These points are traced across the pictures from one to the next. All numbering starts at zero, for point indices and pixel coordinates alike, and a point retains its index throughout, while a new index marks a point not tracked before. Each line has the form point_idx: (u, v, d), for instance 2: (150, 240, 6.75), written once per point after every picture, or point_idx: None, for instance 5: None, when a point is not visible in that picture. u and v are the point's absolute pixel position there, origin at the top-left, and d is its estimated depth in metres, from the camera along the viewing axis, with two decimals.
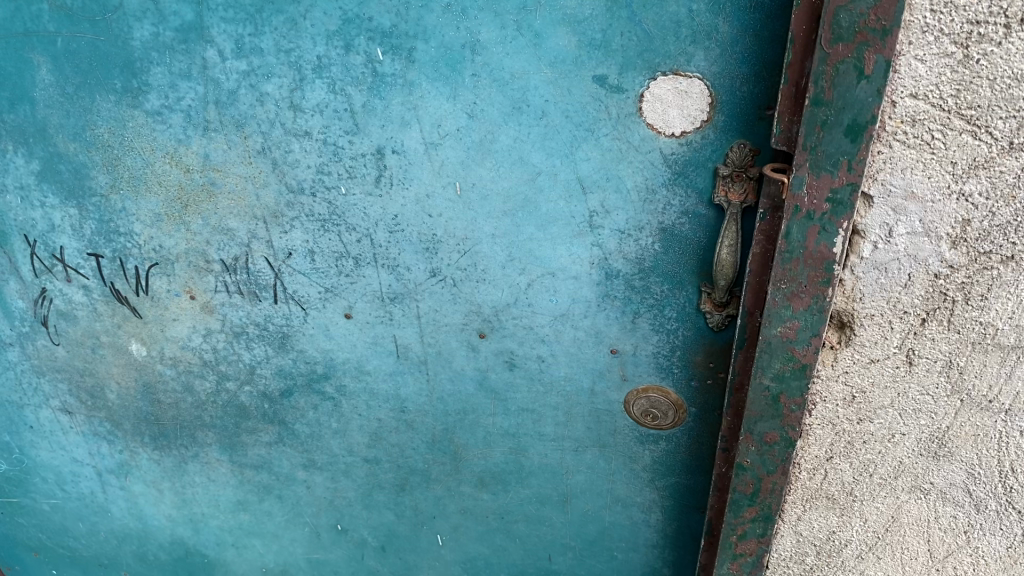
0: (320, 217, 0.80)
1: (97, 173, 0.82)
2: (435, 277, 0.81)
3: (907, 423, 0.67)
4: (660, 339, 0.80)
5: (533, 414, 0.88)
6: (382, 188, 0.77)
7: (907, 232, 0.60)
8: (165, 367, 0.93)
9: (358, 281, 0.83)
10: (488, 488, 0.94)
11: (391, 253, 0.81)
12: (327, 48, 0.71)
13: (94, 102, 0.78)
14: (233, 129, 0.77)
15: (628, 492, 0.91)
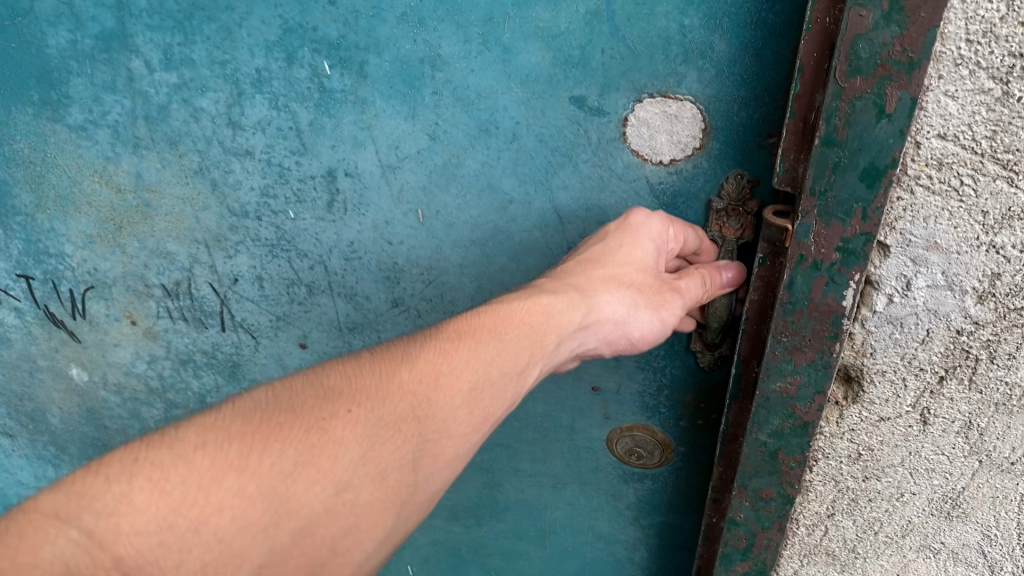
0: (267, 241, 0.97)
1: (15, 187, 0.99)
2: (397, 306, 0.99)
3: (919, 482, 0.81)
4: (646, 375, 0.98)
5: (509, 451, 1.16)
6: (331, 213, 0.93)
7: (928, 286, 0.68)
8: (109, 392, 1.16)
9: (312, 308, 1.02)
10: (461, 522, 1.30)
11: (348, 280, 0.98)
12: (266, 59, 0.82)
13: (12, 116, 0.93)
14: (167, 145, 0.91)
15: (608, 529, 1.19)
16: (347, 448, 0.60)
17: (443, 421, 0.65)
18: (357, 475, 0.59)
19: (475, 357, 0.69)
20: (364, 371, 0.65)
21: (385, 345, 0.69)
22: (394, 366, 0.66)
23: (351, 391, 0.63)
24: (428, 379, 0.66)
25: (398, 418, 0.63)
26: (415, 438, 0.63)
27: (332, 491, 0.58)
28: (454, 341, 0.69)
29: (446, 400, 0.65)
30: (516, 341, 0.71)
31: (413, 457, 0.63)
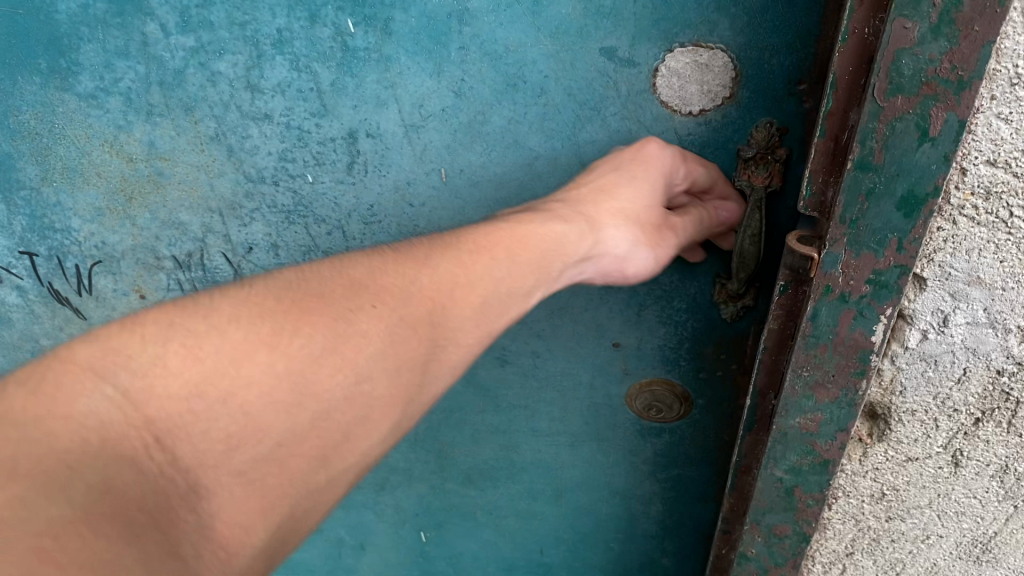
0: (284, 207, 1.24)
1: (17, 157, 1.23)
2: None
3: (947, 525, 1.06)
4: (667, 329, 1.34)
5: (527, 410, 1.53)
6: (352, 175, 1.20)
7: (967, 323, 0.90)
8: None
9: None
10: (478, 486, 1.68)
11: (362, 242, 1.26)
12: (287, 20, 1.07)
13: (18, 84, 1.16)
14: (184, 112, 1.16)
15: (627, 486, 1.60)
16: (370, 344, 0.79)
17: (452, 330, 0.86)
18: (376, 367, 0.78)
19: (479, 274, 0.88)
20: (388, 272, 0.85)
21: (405, 249, 0.89)
22: (414, 274, 0.85)
23: (375, 288, 0.82)
24: (444, 290, 0.85)
25: (416, 321, 0.82)
26: (427, 339, 0.83)
27: (353, 380, 0.77)
28: (459, 268, 0.87)
29: (458, 310, 0.86)
30: (528, 259, 0.92)
31: (423, 359, 0.83)
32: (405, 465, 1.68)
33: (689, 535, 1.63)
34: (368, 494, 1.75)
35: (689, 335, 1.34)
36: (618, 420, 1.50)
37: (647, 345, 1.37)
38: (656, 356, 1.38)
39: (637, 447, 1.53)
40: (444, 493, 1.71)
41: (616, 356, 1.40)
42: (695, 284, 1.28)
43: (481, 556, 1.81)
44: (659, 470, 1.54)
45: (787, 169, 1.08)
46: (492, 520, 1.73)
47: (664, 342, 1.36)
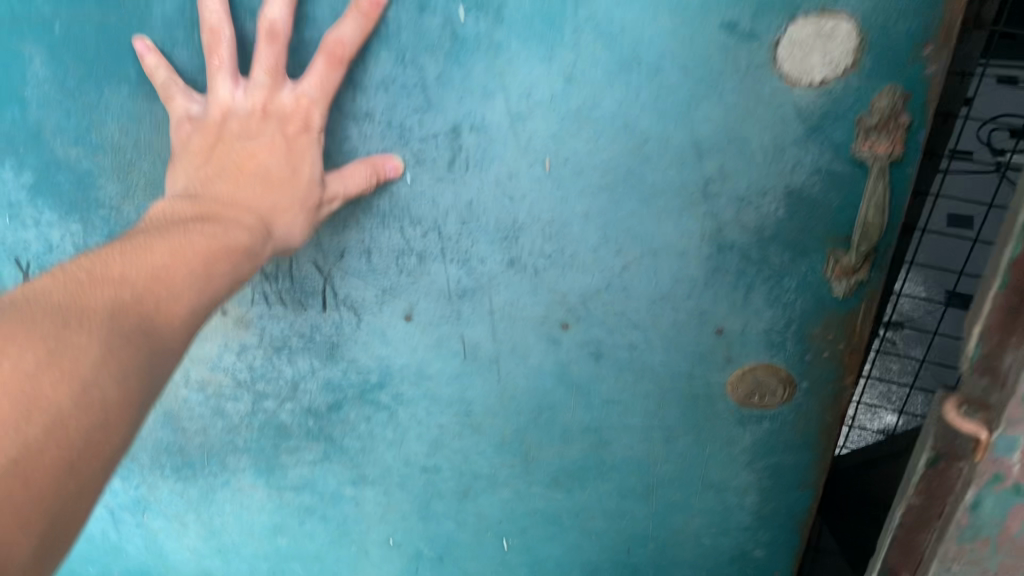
0: (383, 210, 1.25)
1: (99, 174, 1.25)
2: (514, 265, 1.28)
3: None
4: (776, 310, 1.27)
5: (620, 405, 1.46)
6: (452, 172, 1.18)
7: None
8: (190, 390, 1.56)
9: (428, 277, 1.32)
10: (565, 489, 1.63)
11: (466, 246, 1.27)
12: (401, 12, 1.06)
13: (101, 95, 1.17)
14: None
15: (723, 476, 1.55)
16: (89, 353, 0.78)
17: (164, 337, 0.89)
18: (103, 370, 0.78)
19: (181, 286, 0.93)
20: (85, 293, 0.85)
21: (96, 265, 0.89)
22: (110, 294, 0.87)
23: (76, 309, 0.82)
24: (148, 304, 0.89)
25: (128, 330, 0.84)
26: (145, 346, 0.85)
27: (80, 389, 0.75)
28: (154, 284, 0.91)
29: (164, 321, 0.90)
30: (224, 270, 0.99)
31: (145, 363, 0.84)
32: (490, 471, 1.62)
33: (790, 526, 1.61)
34: (451, 503, 1.70)
35: (797, 318, 1.28)
36: (717, 410, 1.44)
37: (755, 330, 1.31)
38: (762, 340, 1.32)
39: (735, 437, 1.47)
40: (529, 498, 1.66)
41: (719, 343, 1.33)
42: (807, 263, 1.21)
43: (564, 561, 1.78)
44: (757, 459, 1.50)
45: (910, 135, 1.08)
46: (579, 523, 1.69)
47: (772, 325, 1.29)
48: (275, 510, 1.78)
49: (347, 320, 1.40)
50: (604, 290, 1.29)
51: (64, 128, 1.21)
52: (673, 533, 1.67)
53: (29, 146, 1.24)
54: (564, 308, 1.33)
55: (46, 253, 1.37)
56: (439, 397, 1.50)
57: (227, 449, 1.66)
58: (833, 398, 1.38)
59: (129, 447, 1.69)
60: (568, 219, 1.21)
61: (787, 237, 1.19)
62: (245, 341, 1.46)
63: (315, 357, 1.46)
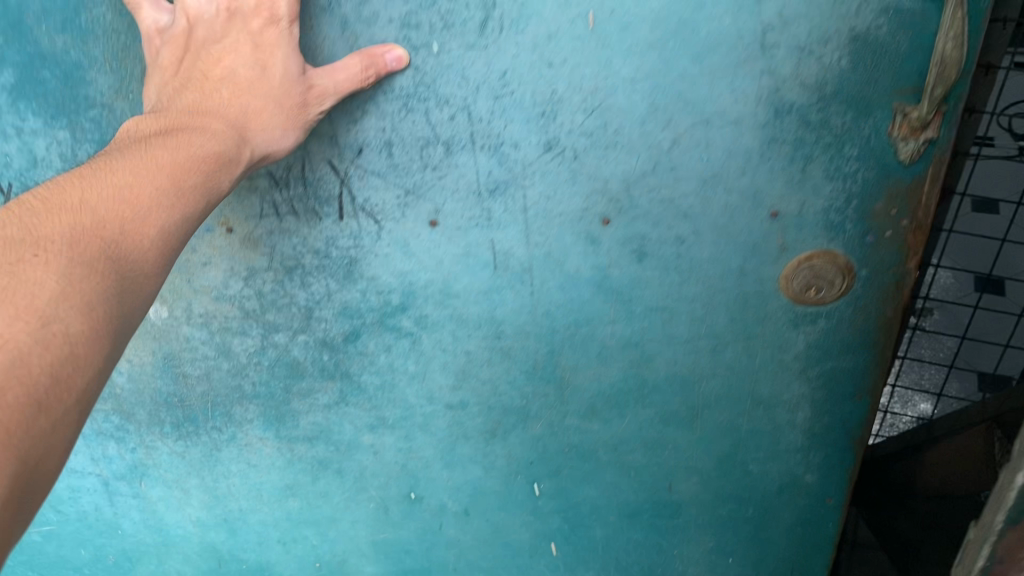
0: (406, 91, 1.13)
1: (89, 66, 1.13)
2: (551, 149, 1.17)
3: None
4: (836, 184, 1.18)
5: (665, 314, 1.36)
6: (485, 36, 1.08)
7: None
8: (194, 328, 1.43)
9: (456, 171, 1.21)
10: (602, 420, 1.52)
11: (499, 128, 1.16)
12: None
13: None
14: None
15: (773, 391, 1.45)
16: (46, 285, 0.78)
17: (133, 259, 0.88)
18: (64, 301, 0.79)
19: (147, 206, 0.91)
20: (42, 224, 0.84)
21: (55, 195, 0.88)
22: (70, 222, 0.86)
23: (34, 239, 0.82)
24: (113, 225, 0.87)
25: (89, 256, 0.83)
26: (111, 271, 0.85)
27: (41, 321, 0.76)
28: (118, 208, 0.89)
29: (132, 241, 0.89)
30: (195, 181, 0.96)
31: (112, 288, 0.84)
32: (521, 404, 1.50)
33: (843, 443, 1.51)
34: (478, 446, 1.58)
35: (858, 192, 1.19)
36: (769, 311, 1.34)
37: (813, 210, 1.21)
38: (820, 222, 1.22)
39: (788, 342, 1.37)
40: (564, 433, 1.55)
41: (773, 229, 1.24)
42: (872, 124, 1.12)
43: (601, 504, 1.67)
44: (811, 367, 1.40)
45: None
46: (617, 459, 1.58)
47: (831, 203, 1.20)
48: (286, 467, 1.65)
49: (367, 230, 1.28)
50: (650, 173, 1.19)
51: (49, 10, 1.09)
52: (718, 461, 1.57)
53: (10, 36, 1.12)
54: (606, 198, 1.22)
55: (30, 169, 1.24)
56: (466, 318, 1.38)
57: (233, 398, 1.53)
58: (895, 288, 1.29)
59: (124, 404, 1.56)
60: (613, 86, 1.11)
61: (851, 94, 1.10)
62: (253, 264, 1.34)
63: (331, 278, 1.34)
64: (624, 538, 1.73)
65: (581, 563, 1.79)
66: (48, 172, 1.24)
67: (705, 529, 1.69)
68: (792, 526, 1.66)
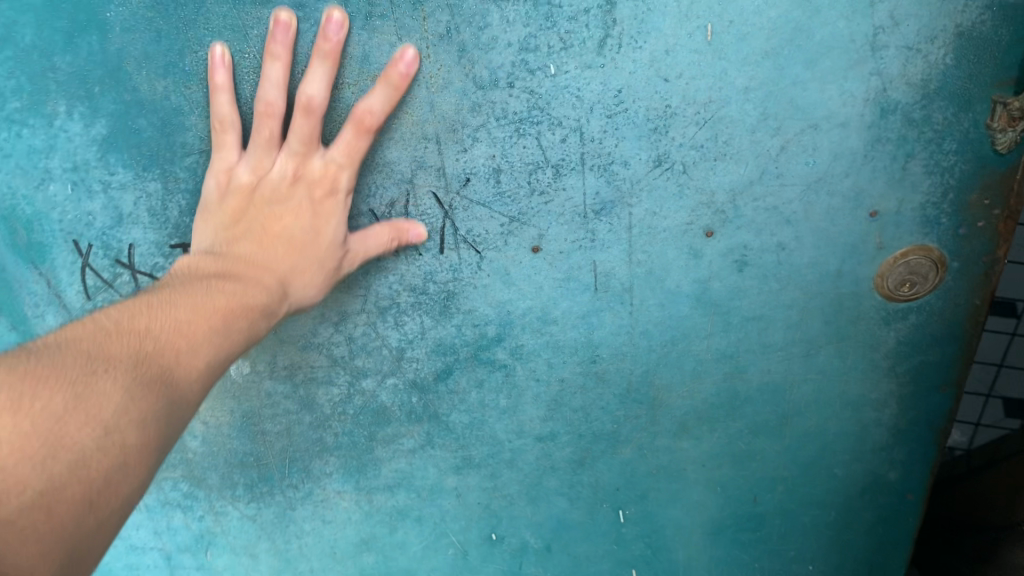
0: (518, 117, 1.12)
1: (190, 110, 1.09)
2: (660, 164, 1.18)
3: None
4: (934, 178, 1.21)
5: (761, 324, 1.36)
6: (603, 54, 1.08)
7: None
8: (275, 382, 1.37)
9: (563, 194, 1.20)
10: (691, 437, 1.51)
11: (610, 147, 1.15)
12: None
13: (201, 7, 1.02)
14: (412, 8, 1.04)
15: (860, 391, 1.46)
16: (112, 399, 0.87)
17: (183, 387, 0.96)
18: (124, 419, 0.87)
19: (200, 341, 1.01)
20: (112, 346, 0.94)
21: (125, 320, 0.99)
22: (135, 345, 0.96)
23: (104, 359, 0.92)
24: (170, 354, 0.97)
25: (149, 381, 0.92)
26: (164, 395, 0.93)
27: (103, 431, 0.84)
28: (176, 340, 0.99)
29: (183, 372, 0.97)
30: (241, 326, 1.06)
31: (164, 411, 0.92)
32: (612, 429, 1.48)
33: (927, 439, 1.52)
34: (564, 477, 1.55)
35: (955, 184, 1.22)
36: (863, 310, 1.36)
37: (911, 206, 1.24)
38: (916, 218, 1.25)
39: (879, 340, 1.39)
40: (653, 454, 1.53)
41: (871, 229, 1.26)
42: (971, 117, 1.15)
43: (684, 525, 1.65)
44: (899, 363, 1.43)
45: None
46: (704, 476, 1.57)
47: (928, 198, 1.23)
48: (363, 521, 1.59)
49: (467, 262, 1.26)
50: (756, 182, 1.20)
51: (152, 55, 1.05)
52: (804, 467, 1.57)
53: (106, 85, 1.07)
54: (711, 211, 1.23)
55: (113, 227, 1.19)
56: (562, 344, 1.36)
57: (313, 452, 1.47)
58: (987, 280, 1.31)
59: (196, 468, 1.48)
60: (726, 97, 1.12)
61: (953, 89, 1.13)
62: (346, 307, 1.30)
63: (427, 315, 1.31)
64: (706, 557, 1.71)
65: None
66: (134, 228, 1.19)
67: (788, 539, 1.69)
68: (873, 527, 1.67)
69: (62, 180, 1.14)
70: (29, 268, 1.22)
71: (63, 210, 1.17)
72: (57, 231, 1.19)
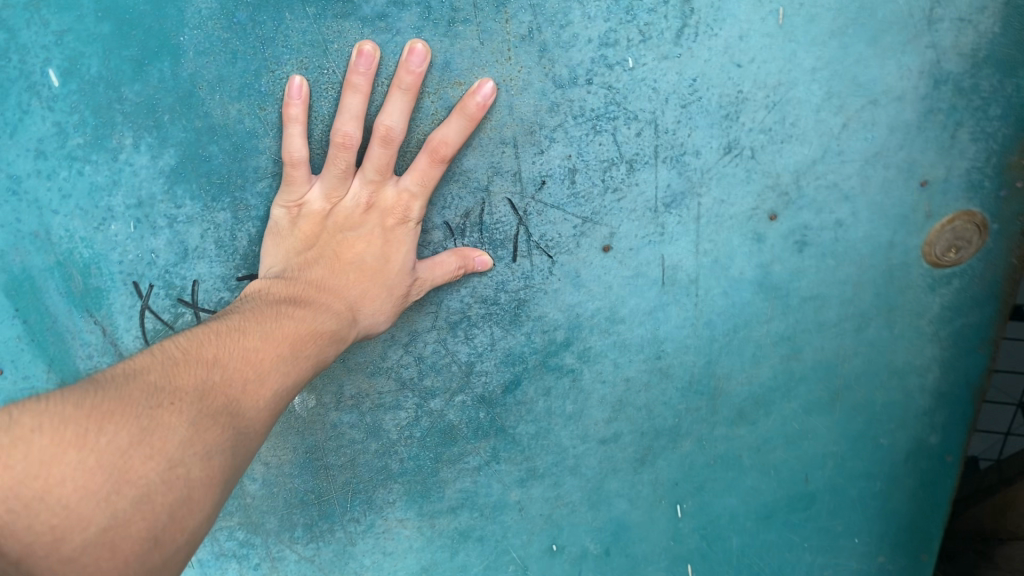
0: (595, 113, 1.12)
1: (264, 131, 1.05)
2: (730, 149, 1.19)
3: None
4: (979, 143, 1.26)
5: (817, 302, 1.39)
6: (680, 44, 1.10)
7: None
8: (342, 412, 1.33)
9: (635, 188, 1.20)
10: (747, 423, 1.53)
11: (682, 137, 1.16)
12: None
13: (282, 25, 0.99)
14: (497, 10, 1.04)
15: (905, 360, 1.51)
16: (179, 432, 0.85)
17: (251, 418, 0.93)
18: (189, 452, 0.84)
19: (267, 368, 0.98)
20: (179, 374, 0.91)
21: (193, 346, 0.96)
22: (203, 375, 0.93)
23: (170, 389, 0.89)
24: (238, 383, 0.94)
25: (216, 412, 0.89)
26: (231, 427, 0.90)
27: (168, 466, 0.82)
28: (244, 368, 0.96)
29: (250, 401, 0.94)
30: (309, 352, 1.03)
31: (233, 442, 0.89)
32: (674, 423, 1.49)
33: (967, 401, 1.56)
34: (626, 478, 1.54)
35: (998, 148, 1.27)
36: (911, 279, 1.40)
37: (959, 172, 1.28)
38: (962, 184, 1.30)
39: (925, 307, 1.44)
40: (711, 444, 1.54)
41: (921, 198, 1.31)
42: (1014, 82, 1.21)
43: (738, 512, 1.66)
44: (942, 328, 1.47)
45: None
46: (759, 460, 1.59)
47: (974, 163, 1.28)
48: (424, 548, 1.53)
49: (538, 267, 1.24)
50: (819, 160, 1.23)
51: (227, 77, 1.01)
52: (852, 441, 1.61)
53: (177, 112, 1.02)
54: (776, 192, 1.25)
55: (177, 263, 1.13)
56: (629, 343, 1.36)
57: (376, 481, 1.42)
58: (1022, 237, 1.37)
59: (253, 514, 1.41)
60: (794, 79, 1.15)
61: (999, 56, 1.19)
62: (417, 325, 1.27)
63: (497, 325, 1.29)
64: (759, 544, 1.71)
65: None
66: (199, 262, 1.13)
67: (836, 514, 1.71)
68: (916, 491, 1.69)
69: (124, 218, 1.08)
70: (84, 315, 1.14)
71: (124, 249, 1.11)
72: (115, 273, 1.12)
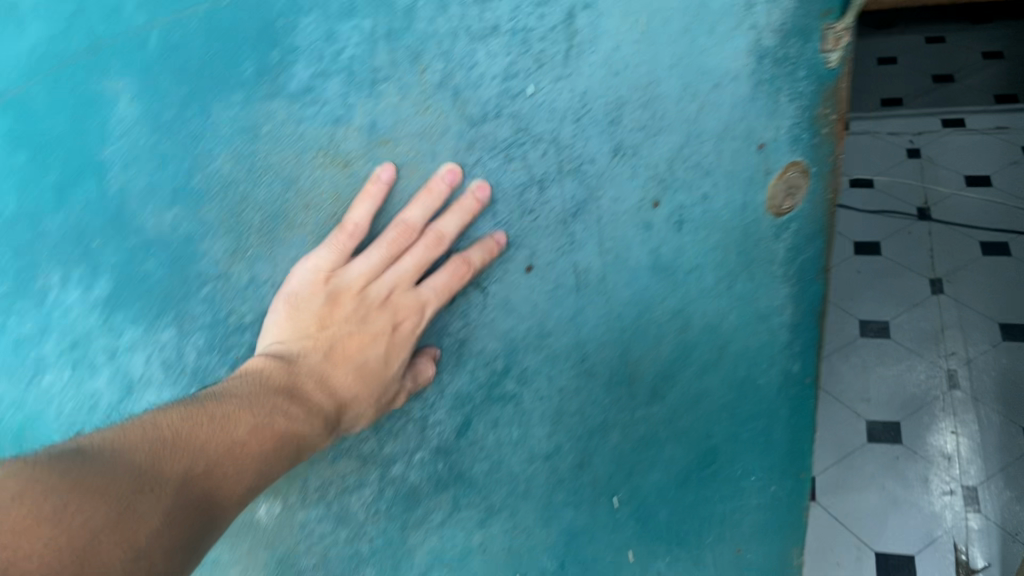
0: (507, 140, 1.16)
1: (204, 233, 1.03)
2: (617, 150, 1.27)
3: None
4: (796, 103, 1.36)
5: (695, 272, 1.49)
6: (569, 64, 1.14)
7: None
8: (312, 507, 1.32)
9: (548, 203, 1.26)
10: (659, 403, 1.64)
11: (578, 147, 1.23)
12: None
13: (213, 119, 0.96)
14: (413, 63, 1.02)
15: (767, 305, 1.63)
16: (156, 519, 0.84)
17: (223, 514, 0.93)
18: (159, 539, 0.83)
19: (247, 463, 0.99)
20: (167, 458, 0.91)
21: (181, 431, 0.96)
22: (187, 462, 0.92)
23: (154, 472, 0.88)
24: (221, 475, 0.95)
25: (192, 504, 0.89)
26: (202, 520, 0.90)
27: (137, 551, 0.80)
28: (227, 459, 0.96)
29: (228, 493, 0.95)
30: (279, 452, 1.03)
31: (201, 535, 0.89)
32: (602, 418, 1.57)
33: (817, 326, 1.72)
34: (569, 483, 1.62)
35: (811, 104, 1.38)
36: (761, 232, 1.51)
37: (786, 131, 1.39)
38: (789, 141, 1.40)
39: (774, 253, 1.55)
40: (635, 427, 1.64)
41: (760, 160, 1.41)
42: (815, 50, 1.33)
43: (662, 485, 1.80)
44: (794, 270, 1.60)
45: None
46: (672, 431, 1.72)
47: (796, 121, 1.38)
48: None
49: (475, 302, 1.27)
50: (684, 145, 1.33)
51: (157, 184, 0.97)
52: (738, 388, 1.73)
53: (108, 235, 0.99)
54: (657, 182, 1.35)
55: (122, 398, 1.14)
56: (557, 354, 1.42)
57: (351, 565, 1.46)
58: (840, 175, 1.49)
59: None
60: (659, 77, 1.23)
61: (802, 27, 1.27)
62: None
63: (444, 370, 1.30)
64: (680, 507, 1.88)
65: (652, 554, 1.91)
66: (146, 390, 1.14)
67: (734, 460, 1.86)
68: (790, 421, 1.85)
69: (63, 364, 1.09)
70: None
71: (62, 399, 1.12)
72: (54, 428, 1.15)
